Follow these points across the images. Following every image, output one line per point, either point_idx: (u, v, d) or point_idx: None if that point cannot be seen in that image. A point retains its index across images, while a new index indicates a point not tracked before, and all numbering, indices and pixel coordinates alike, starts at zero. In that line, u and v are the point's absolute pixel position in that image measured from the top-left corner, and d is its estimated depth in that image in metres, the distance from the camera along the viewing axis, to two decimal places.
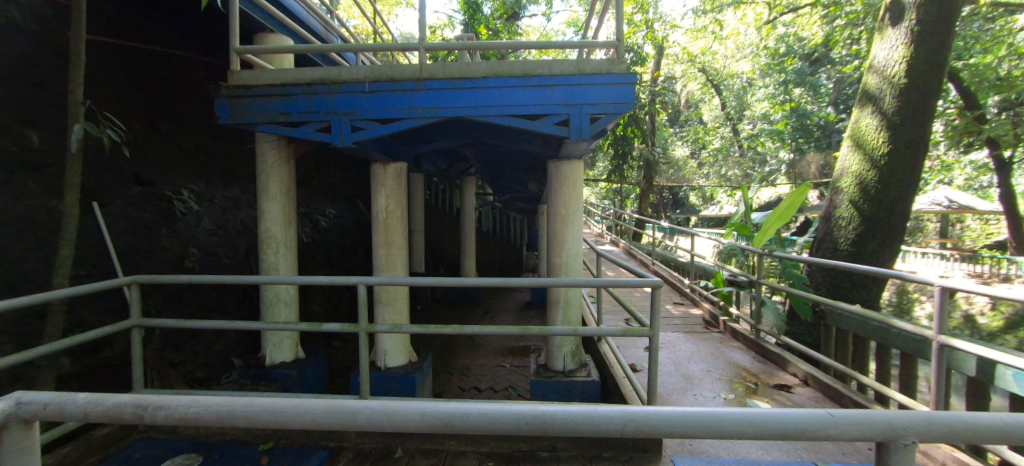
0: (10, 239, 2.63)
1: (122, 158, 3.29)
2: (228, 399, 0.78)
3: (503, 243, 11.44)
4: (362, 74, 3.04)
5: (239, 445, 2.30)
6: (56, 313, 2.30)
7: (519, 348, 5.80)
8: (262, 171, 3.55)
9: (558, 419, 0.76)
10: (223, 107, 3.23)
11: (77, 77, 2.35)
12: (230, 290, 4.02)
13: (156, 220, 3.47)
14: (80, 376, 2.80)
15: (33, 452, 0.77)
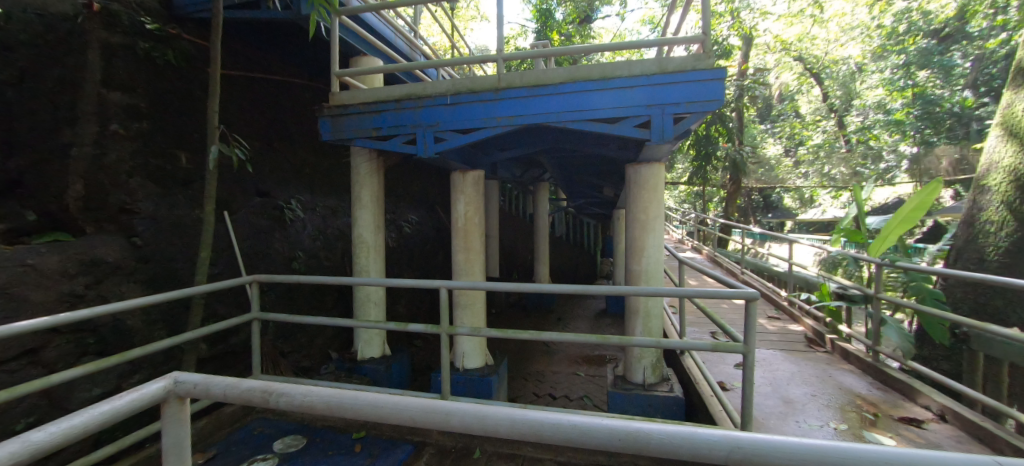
0: (165, 242, 3.16)
1: (246, 173, 3.79)
2: (336, 392, 0.84)
3: (577, 249, 11.29)
4: (445, 88, 3.20)
5: (336, 431, 2.51)
6: (197, 306, 2.71)
7: (595, 358, 5.66)
8: (356, 182, 3.88)
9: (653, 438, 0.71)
10: (325, 125, 3.61)
11: (213, 104, 2.76)
12: (328, 290, 4.44)
13: (272, 227, 3.95)
14: (213, 360, 3.26)
15: (185, 423, 0.89)
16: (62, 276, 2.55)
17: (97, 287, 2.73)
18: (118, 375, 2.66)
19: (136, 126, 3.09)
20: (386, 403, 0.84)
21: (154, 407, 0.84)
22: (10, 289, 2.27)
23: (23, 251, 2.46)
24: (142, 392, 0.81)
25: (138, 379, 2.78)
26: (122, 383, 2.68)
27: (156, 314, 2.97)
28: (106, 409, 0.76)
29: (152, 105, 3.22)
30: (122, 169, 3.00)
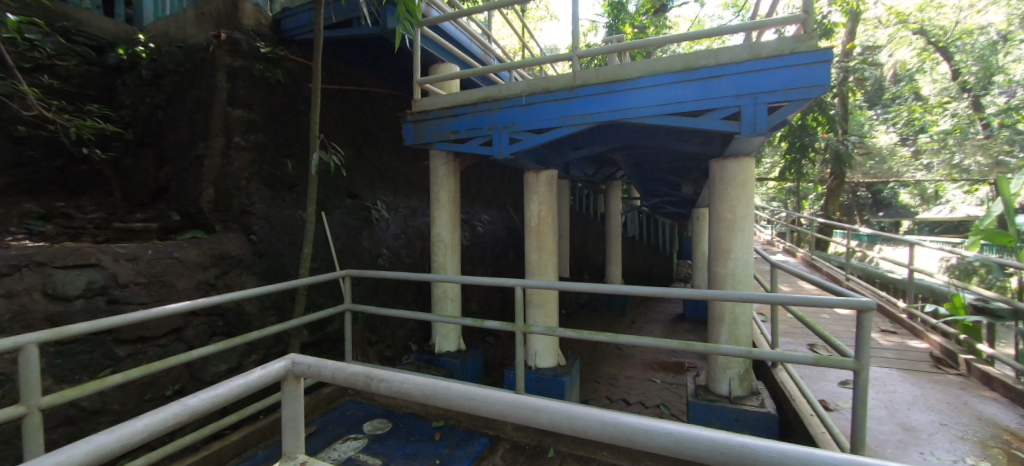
0: (275, 239, 3.57)
1: (340, 177, 4.16)
2: (430, 381, 0.90)
3: (651, 250, 10.82)
4: (520, 89, 3.24)
5: (418, 419, 2.67)
6: (301, 297, 3.01)
7: (672, 365, 5.39)
8: (435, 183, 4.07)
9: (761, 455, 0.66)
10: (408, 130, 3.84)
11: (313, 116, 3.05)
12: (409, 285, 4.72)
13: (361, 226, 4.30)
14: (313, 346, 3.63)
15: (301, 400, 1.00)
16: (198, 267, 2.99)
17: (224, 278, 3.16)
18: (239, 354, 3.07)
19: (253, 138, 3.53)
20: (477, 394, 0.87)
21: (276, 383, 0.95)
22: (163, 276, 2.79)
23: (170, 246, 2.92)
24: (268, 369, 0.93)
25: (254, 358, 3.17)
26: (242, 361, 3.08)
27: (269, 302, 3.37)
28: (242, 382, 0.89)
29: (266, 119, 3.65)
30: (242, 175, 3.44)
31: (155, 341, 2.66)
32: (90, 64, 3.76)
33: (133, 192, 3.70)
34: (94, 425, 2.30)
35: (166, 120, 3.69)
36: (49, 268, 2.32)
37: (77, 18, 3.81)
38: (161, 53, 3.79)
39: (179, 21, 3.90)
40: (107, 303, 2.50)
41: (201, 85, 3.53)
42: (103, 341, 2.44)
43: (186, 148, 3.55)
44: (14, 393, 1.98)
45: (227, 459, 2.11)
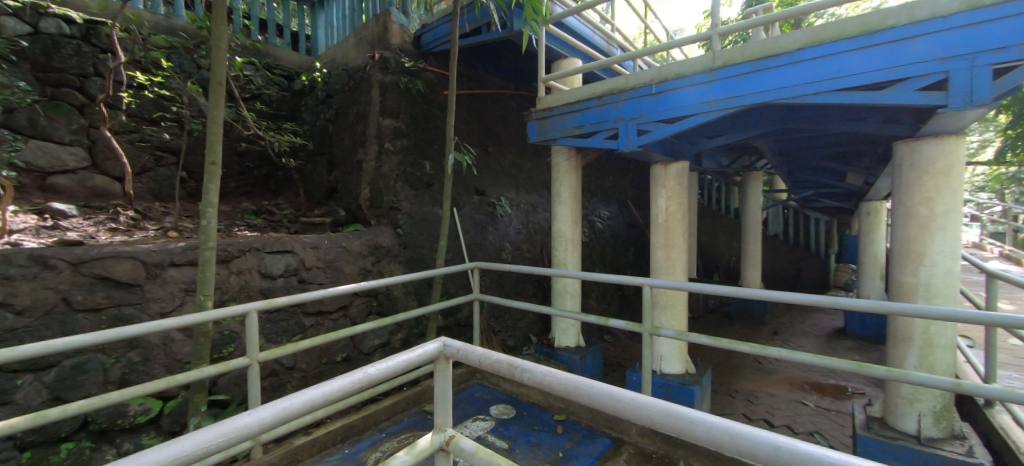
0: (416, 233, 3.99)
1: (469, 175, 4.45)
2: (573, 377, 0.91)
3: (801, 251, 9.33)
4: (650, 77, 3.06)
5: (541, 410, 2.73)
6: (438, 285, 3.30)
7: (830, 387, 4.58)
8: (557, 179, 4.10)
9: None
10: (533, 128, 3.94)
11: (448, 119, 3.30)
12: (530, 279, 4.85)
13: (487, 221, 4.56)
14: (446, 330, 3.96)
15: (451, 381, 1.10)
16: (359, 255, 3.51)
17: (377, 265, 3.64)
18: (388, 332, 3.51)
19: (399, 143, 3.98)
20: (624, 397, 0.85)
21: (430, 363, 1.06)
22: (334, 262, 3.35)
23: (340, 237, 3.48)
24: (424, 350, 1.04)
25: (399, 336, 3.60)
26: (390, 338, 3.52)
27: (411, 288, 3.79)
28: (405, 359, 1.02)
29: (410, 126, 4.06)
30: (391, 176, 3.91)
31: (328, 315, 3.20)
32: (283, 90, 4.71)
33: (312, 191, 4.53)
34: (288, 378, 2.86)
35: (335, 132, 4.40)
36: (261, 252, 2.96)
37: (275, 54, 4.74)
38: (331, 76, 4.54)
39: (345, 48, 4.62)
40: (297, 282, 3.11)
41: (360, 100, 4.12)
42: (295, 313, 3.02)
43: (350, 155, 4.19)
44: (240, 347, 2.58)
45: (381, 421, 2.44)
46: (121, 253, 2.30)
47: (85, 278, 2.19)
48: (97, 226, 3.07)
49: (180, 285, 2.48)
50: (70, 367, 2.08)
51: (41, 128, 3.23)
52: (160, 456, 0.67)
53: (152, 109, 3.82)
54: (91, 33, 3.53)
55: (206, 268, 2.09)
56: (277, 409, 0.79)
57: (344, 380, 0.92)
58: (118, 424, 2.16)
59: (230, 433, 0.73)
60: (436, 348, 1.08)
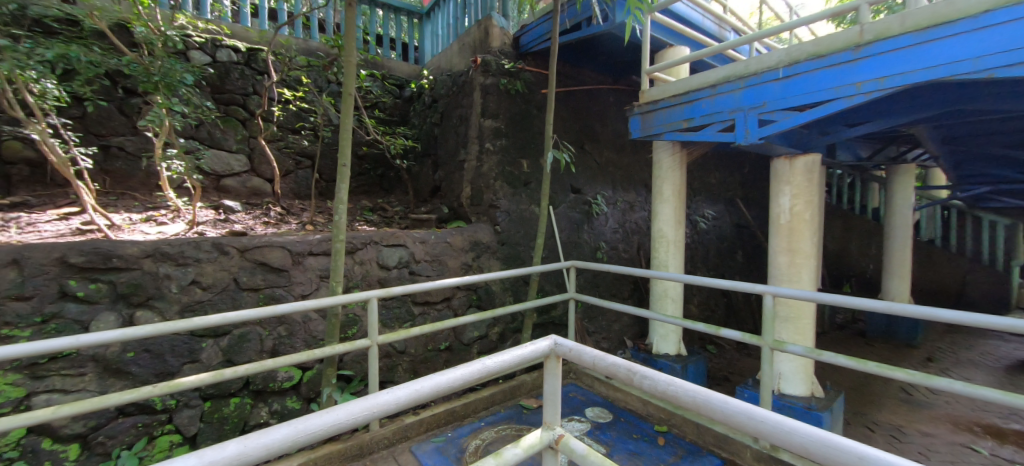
0: (514, 230, 4.07)
1: (566, 173, 4.40)
2: (705, 389, 0.86)
3: (968, 261, 7.61)
4: (776, 61, 2.72)
5: (641, 418, 2.61)
6: (534, 283, 3.33)
7: (1012, 433, 3.67)
8: (658, 176, 3.87)
9: None
10: (636, 123, 3.77)
11: (548, 117, 3.27)
12: (626, 280, 4.66)
13: (583, 220, 4.47)
14: (541, 327, 3.98)
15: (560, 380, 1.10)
16: (461, 250, 3.70)
17: (477, 260, 3.80)
18: (486, 325, 3.64)
19: (499, 142, 4.08)
20: (767, 417, 0.78)
21: (542, 360, 1.07)
22: (439, 256, 3.58)
23: (444, 233, 3.70)
24: (536, 347, 1.06)
25: (496, 330, 3.71)
26: (488, 331, 3.65)
27: (509, 284, 3.88)
28: (519, 355, 1.05)
29: (509, 125, 4.15)
30: (491, 175, 4.04)
31: (432, 305, 3.43)
32: (395, 98, 5.16)
33: (419, 190, 4.88)
34: (399, 361, 3.13)
35: (440, 134, 4.68)
36: (379, 245, 3.27)
37: (388, 66, 5.20)
38: (436, 82, 4.84)
39: (450, 55, 4.89)
40: (408, 273, 3.38)
41: (464, 103, 4.32)
42: (405, 301, 3.28)
43: (453, 155, 4.43)
44: (362, 329, 2.89)
45: (480, 409, 2.55)
46: (274, 243, 2.72)
47: (248, 263, 2.63)
48: (255, 220, 3.68)
49: (316, 272, 2.86)
50: (238, 336, 2.52)
51: (217, 140, 3.99)
52: (322, 421, 0.79)
53: (295, 120, 4.48)
54: (252, 59, 4.20)
55: (337, 258, 2.36)
56: (409, 392, 0.88)
57: (464, 369, 0.98)
58: (271, 386, 2.57)
59: (374, 408, 0.84)
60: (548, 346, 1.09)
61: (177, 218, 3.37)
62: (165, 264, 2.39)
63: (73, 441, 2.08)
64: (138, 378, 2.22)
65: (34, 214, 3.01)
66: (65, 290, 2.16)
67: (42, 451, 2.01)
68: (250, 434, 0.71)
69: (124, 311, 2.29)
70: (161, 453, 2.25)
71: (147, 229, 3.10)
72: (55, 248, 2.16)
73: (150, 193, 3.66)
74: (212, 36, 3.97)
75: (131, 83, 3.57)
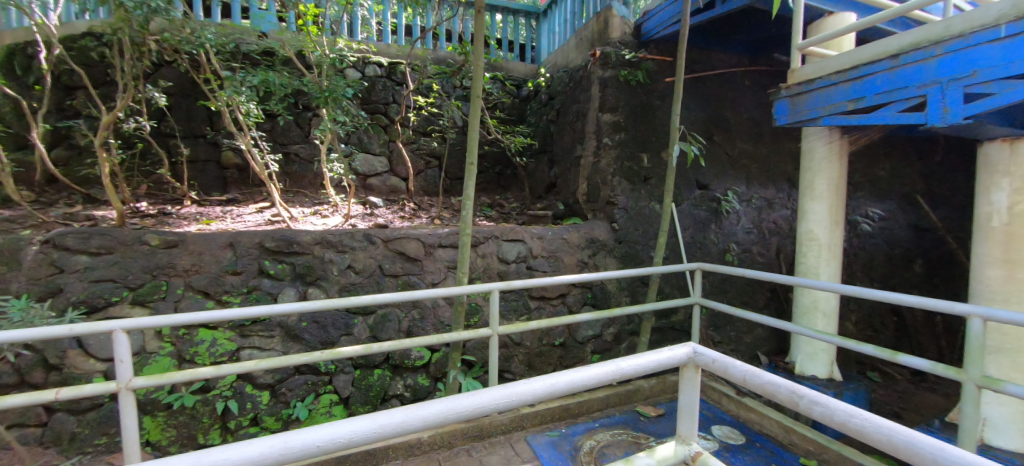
0: (632, 228, 3.87)
1: (692, 167, 4.05)
2: (904, 428, 0.70)
3: None
4: (995, 16, 2.10)
5: (782, 447, 2.29)
6: (655, 284, 3.14)
7: None
8: (809, 169, 3.34)
9: None
10: (783, 107, 3.30)
11: (676, 107, 3.02)
12: (763, 287, 4.12)
13: (710, 219, 4.06)
14: (660, 332, 3.73)
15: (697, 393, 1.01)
16: (577, 247, 3.66)
17: (593, 258, 3.72)
18: (600, 325, 3.53)
19: (618, 137, 3.91)
20: None
21: (678, 368, 1.00)
22: (556, 252, 3.59)
23: (561, 229, 3.70)
24: (674, 354, 0.99)
25: (612, 330, 3.59)
26: (603, 330, 3.55)
27: (625, 284, 3.72)
28: (653, 363, 0.99)
29: (629, 119, 3.92)
30: (609, 170, 3.91)
31: (548, 300, 3.47)
32: (513, 97, 5.34)
33: (536, 187, 4.97)
34: (515, 352, 3.24)
35: (557, 131, 4.70)
36: (499, 240, 3.42)
37: (507, 67, 5.40)
38: (553, 80, 4.87)
39: (567, 51, 4.87)
40: (526, 268, 3.47)
41: (581, 98, 4.26)
42: (522, 295, 3.38)
43: (570, 151, 4.41)
44: (482, 319, 3.06)
45: (594, 411, 2.50)
46: (410, 235, 3.03)
47: (390, 252, 2.97)
48: (393, 215, 4.15)
49: (443, 263, 3.11)
50: (381, 316, 2.86)
51: (365, 144, 4.59)
52: (469, 402, 0.85)
53: (426, 124, 4.91)
54: (392, 72, 4.72)
55: (464, 251, 2.52)
56: (547, 386, 0.91)
57: (600, 371, 0.97)
58: (405, 362, 2.88)
59: (514, 397, 0.89)
60: (686, 358, 1.01)
61: (335, 212, 3.96)
62: (329, 251, 2.83)
63: (265, 389, 2.60)
64: (310, 344, 2.68)
65: (242, 208, 3.83)
66: (262, 268, 2.71)
67: (246, 394, 2.55)
68: (413, 405, 0.80)
69: (300, 288, 2.78)
70: (324, 408, 2.70)
71: (314, 220, 3.71)
72: (256, 235, 2.72)
73: (316, 191, 4.37)
74: (362, 55, 4.55)
75: (304, 100, 4.29)
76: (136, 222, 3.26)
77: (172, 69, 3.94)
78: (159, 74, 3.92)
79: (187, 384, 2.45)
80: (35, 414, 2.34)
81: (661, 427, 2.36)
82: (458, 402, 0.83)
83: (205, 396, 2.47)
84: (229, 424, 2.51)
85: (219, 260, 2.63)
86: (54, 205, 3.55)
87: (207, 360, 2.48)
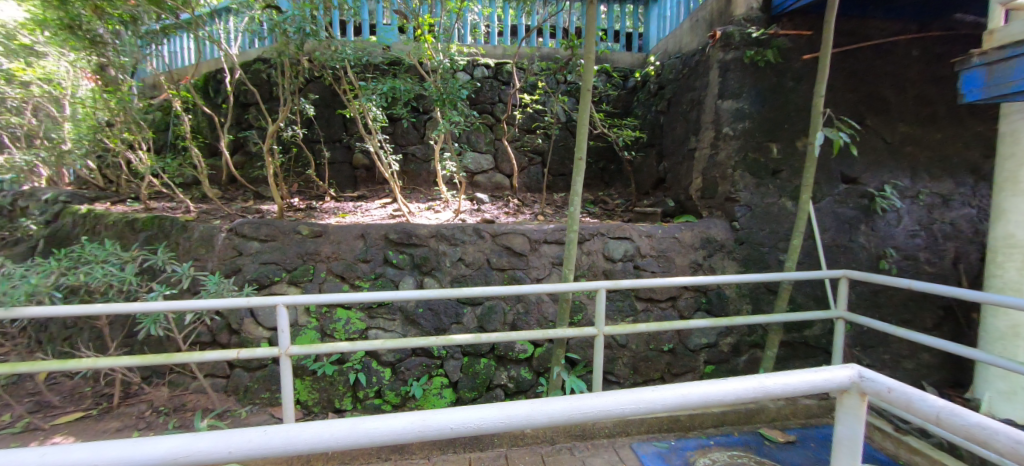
0: (757, 228, 3.45)
1: (837, 157, 3.47)
2: None
3: None
4: None
5: None
6: (786, 292, 2.76)
7: None
8: (1011, 156, 2.63)
9: None
10: (976, 77, 2.64)
11: (820, 88, 2.61)
12: (932, 303, 3.36)
13: (860, 218, 3.44)
14: (789, 346, 3.28)
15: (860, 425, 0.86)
16: (691, 248, 3.39)
17: (709, 260, 3.41)
18: (716, 333, 3.22)
19: (741, 126, 3.51)
20: None
21: (835, 393, 0.87)
22: (666, 252, 3.37)
23: (672, 227, 3.46)
24: (833, 377, 0.85)
25: (730, 341, 3.25)
26: (719, 340, 3.23)
27: (747, 290, 3.34)
28: (805, 387, 0.87)
29: (756, 104, 3.48)
30: (729, 163, 3.54)
31: (657, 303, 3.28)
32: (619, 90, 5.15)
33: (642, 182, 4.72)
34: (620, 354, 3.13)
35: (668, 123, 4.40)
36: (606, 237, 3.33)
37: (613, 59, 5.23)
38: (664, 68, 4.58)
39: (681, 35, 4.51)
40: (633, 268, 3.33)
41: (697, 85, 3.92)
42: (628, 295, 3.25)
43: (683, 144, 4.10)
44: (586, 317, 3.01)
45: (709, 427, 2.29)
46: (516, 230, 3.10)
47: (497, 246, 3.08)
48: (499, 210, 4.29)
49: (549, 259, 3.12)
50: (487, 307, 2.98)
51: (474, 143, 4.82)
52: (594, 408, 0.87)
53: (531, 121, 4.97)
54: (499, 72, 4.87)
55: (571, 248, 2.50)
56: (679, 397, 0.87)
57: (740, 387, 0.90)
58: (509, 354, 2.96)
59: (641, 405, 0.87)
60: (850, 383, 0.86)
61: (447, 207, 4.23)
62: (443, 244, 3.03)
63: (387, 366, 2.88)
64: (425, 329, 2.91)
65: (369, 203, 4.30)
66: (387, 257, 3.00)
67: (372, 369, 2.86)
68: (540, 402, 0.85)
69: (418, 277, 3.02)
70: (436, 389, 2.91)
71: (428, 215, 4.00)
72: (382, 228, 3.03)
73: (430, 188, 4.71)
74: (472, 58, 4.77)
75: (422, 105, 4.65)
76: (290, 215, 3.87)
77: (318, 84, 4.57)
78: (309, 88, 4.57)
79: (327, 355, 2.83)
80: (221, 368, 2.91)
81: (791, 456, 2.08)
82: (581, 402, 0.85)
83: (340, 367, 2.83)
84: (358, 393, 2.84)
85: (353, 249, 2.99)
86: (234, 200, 4.39)
87: (343, 337, 2.83)
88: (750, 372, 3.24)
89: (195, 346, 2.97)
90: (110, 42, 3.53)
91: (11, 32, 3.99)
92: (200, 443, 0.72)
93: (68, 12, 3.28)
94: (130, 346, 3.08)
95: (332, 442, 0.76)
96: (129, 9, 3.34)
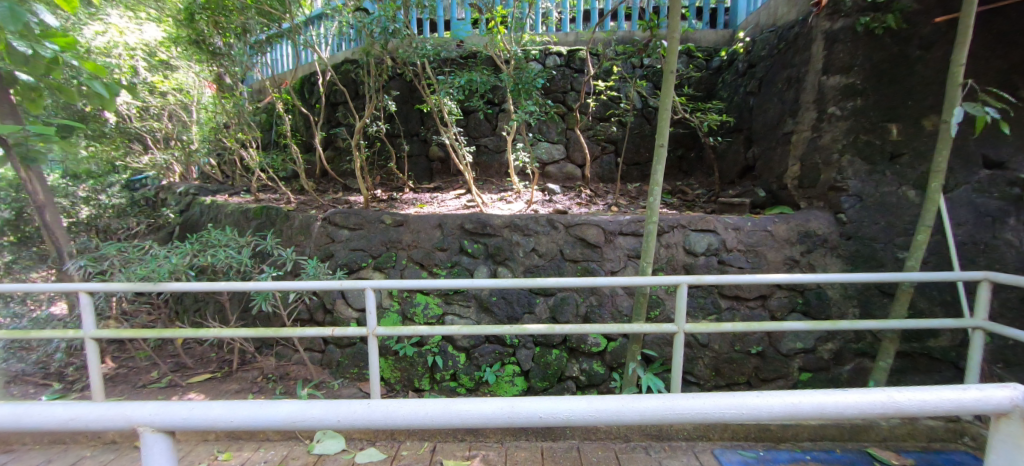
0: (869, 221, 3.03)
1: (977, 139, 2.92)
2: None
3: None
4: None
5: None
6: (906, 295, 2.40)
7: None
8: None
9: None
10: None
11: (961, 56, 2.20)
12: None
13: (1007, 210, 2.87)
14: (905, 356, 2.87)
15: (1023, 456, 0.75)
16: (785, 242, 3.09)
17: (808, 256, 3.07)
18: (815, 337, 2.91)
19: (851, 104, 3.10)
20: None
21: (984, 416, 0.76)
22: (756, 246, 3.10)
23: (765, 219, 3.17)
24: (988, 400, 0.74)
25: (831, 347, 2.91)
26: (817, 345, 2.92)
27: (854, 291, 2.96)
28: (952, 405, 0.77)
29: (871, 80, 3.05)
30: (834, 148, 3.16)
31: (745, 301, 3.04)
32: (702, 71, 4.80)
33: (726, 171, 4.37)
34: (701, 354, 2.96)
35: (757, 104, 4.01)
36: (687, 229, 3.14)
37: (694, 38, 4.90)
38: (756, 44, 4.19)
39: (776, 5, 4.07)
40: (717, 262, 3.10)
41: (796, 61, 3.52)
42: (712, 292, 3.05)
43: (776, 127, 3.72)
44: (664, 313, 2.88)
45: (803, 439, 2.08)
46: (590, 221, 3.03)
47: (571, 237, 3.04)
48: (571, 201, 4.23)
49: (624, 251, 3.02)
50: (560, 298, 2.97)
51: (546, 134, 4.81)
52: (689, 407, 0.82)
53: (605, 109, 4.82)
54: (572, 60, 4.76)
55: (650, 240, 2.38)
56: (788, 406, 0.81)
57: (864, 400, 0.81)
58: (582, 347, 2.92)
59: (742, 410, 0.81)
60: (1009, 406, 0.74)
61: (519, 198, 4.25)
62: (516, 234, 3.06)
63: (463, 351, 3.00)
64: (498, 317, 2.97)
65: (445, 194, 4.47)
66: (462, 247, 3.10)
67: (448, 353, 2.99)
68: (629, 398, 0.83)
69: (491, 267, 3.08)
70: (508, 376, 2.97)
71: (501, 205, 4.07)
72: (458, 218, 3.13)
73: (501, 179, 4.76)
74: (545, 47, 4.72)
75: (497, 97, 4.71)
76: (375, 206, 4.15)
77: (399, 81, 4.83)
78: (390, 85, 4.84)
79: (409, 337, 3.00)
80: (318, 343, 3.22)
81: None
82: (675, 402, 0.81)
83: (419, 349, 2.99)
84: (436, 375, 2.99)
85: (431, 237, 3.13)
86: (326, 192, 4.77)
87: (422, 320, 2.99)
88: (856, 383, 2.88)
89: (297, 323, 3.31)
90: (226, 53, 3.99)
91: (151, 48, 4.46)
92: (313, 411, 0.81)
93: (195, 29, 3.77)
94: (246, 320, 3.52)
95: (426, 421, 0.81)
96: (240, 23, 3.76)
